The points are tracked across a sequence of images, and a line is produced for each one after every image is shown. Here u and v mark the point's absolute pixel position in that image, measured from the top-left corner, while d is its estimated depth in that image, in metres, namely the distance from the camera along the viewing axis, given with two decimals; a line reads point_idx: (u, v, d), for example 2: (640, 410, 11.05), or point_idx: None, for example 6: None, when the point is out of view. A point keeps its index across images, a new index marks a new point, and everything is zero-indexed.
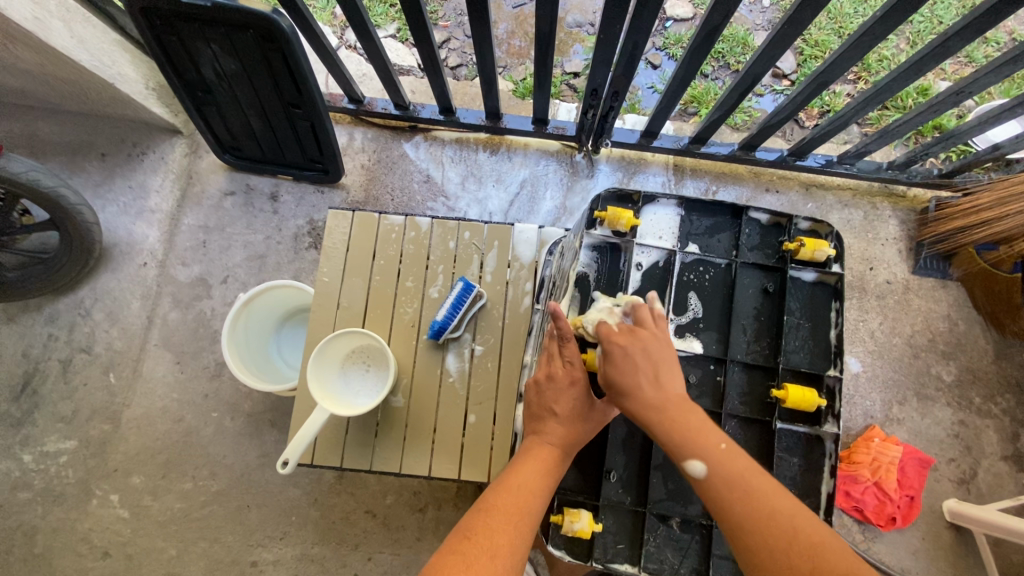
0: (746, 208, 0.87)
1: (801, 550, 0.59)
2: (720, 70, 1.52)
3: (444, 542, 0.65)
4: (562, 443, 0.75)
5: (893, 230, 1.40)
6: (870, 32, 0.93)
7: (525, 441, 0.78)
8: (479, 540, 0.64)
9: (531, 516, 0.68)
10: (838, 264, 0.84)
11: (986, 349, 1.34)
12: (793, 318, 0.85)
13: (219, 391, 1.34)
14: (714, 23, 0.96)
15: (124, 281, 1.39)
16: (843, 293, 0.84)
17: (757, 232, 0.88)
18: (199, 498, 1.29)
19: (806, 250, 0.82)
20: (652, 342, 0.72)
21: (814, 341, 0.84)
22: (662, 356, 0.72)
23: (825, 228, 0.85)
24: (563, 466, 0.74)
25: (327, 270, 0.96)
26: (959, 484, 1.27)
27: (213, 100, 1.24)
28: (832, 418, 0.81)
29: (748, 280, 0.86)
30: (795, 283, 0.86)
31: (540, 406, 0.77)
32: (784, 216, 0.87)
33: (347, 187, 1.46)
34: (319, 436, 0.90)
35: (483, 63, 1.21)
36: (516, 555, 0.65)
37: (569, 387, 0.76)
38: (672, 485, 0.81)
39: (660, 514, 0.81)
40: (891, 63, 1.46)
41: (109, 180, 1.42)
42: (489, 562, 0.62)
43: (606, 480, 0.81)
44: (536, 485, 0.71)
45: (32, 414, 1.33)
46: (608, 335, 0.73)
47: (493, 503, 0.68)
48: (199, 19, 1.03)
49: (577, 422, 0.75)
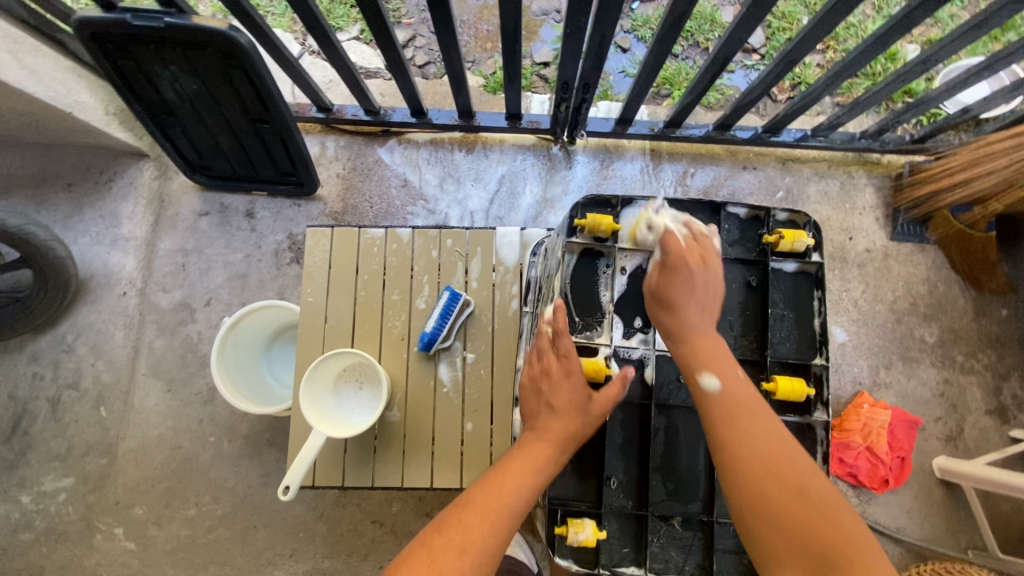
0: (724, 204, 0.87)
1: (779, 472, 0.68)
2: (690, 49, 1.51)
3: (417, 535, 0.69)
4: (560, 438, 0.77)
5: (869, 198, 1.42)
6: (835, 9, 0.93)
7: (521, 436, 0.81)
8: (450, 529, 0.68)
9: (507, 512, 0.71)
10: (817, 252, 0.86)
11: (965, 309, 1.37)
12: (778, 309, 0.86)
13: (214, 415, 1.33)
14: (681, 10, 0.95)
15: (105, 313, 1.36)
16: (825, 282, 0.85)
17: (736, 227, 0.89)
18: (204, 523, 1.29)
19: (786, 242, 0.83)
20: (710, 272, 0.78)
21: (800, 331, 0.85)
22: (717, 289, 0.79)
23: (803, 219, 0.86)
24: (554, 461, 0.76)
25: (311, 290, 0.95)
26: (947, 441, 1.31)
27: (177, 122, 1.21)
28: (821, 405, 0.83)
29: (730, 276, 0.87)
30: (777, 275, 0.87)
31: (538, 401, 0.81)
32: (761, 209, 0.88)
33: (324, 198, 1.43)
34: (319, 458, 0.90)
35: (450, 62, 1.19)
36: (487, 549, 0.68)
37: (566, 380, 0.79)
38: (671, 486, 0.83)
39: (661, 515, 0.83)
40: (858, 30, 1.46)
41: (79, 211, 1.39)
42: (455, 555, 0.66)
43: (607, 487, 0.83)
44: (519, 482, 0.74)
45: (26, 455, 1.31)
46: (679, 251, 0.78)
47: (472, 497, 0.72)
48: (154, 42, 0.99)
49: (575, 414, 0.78)
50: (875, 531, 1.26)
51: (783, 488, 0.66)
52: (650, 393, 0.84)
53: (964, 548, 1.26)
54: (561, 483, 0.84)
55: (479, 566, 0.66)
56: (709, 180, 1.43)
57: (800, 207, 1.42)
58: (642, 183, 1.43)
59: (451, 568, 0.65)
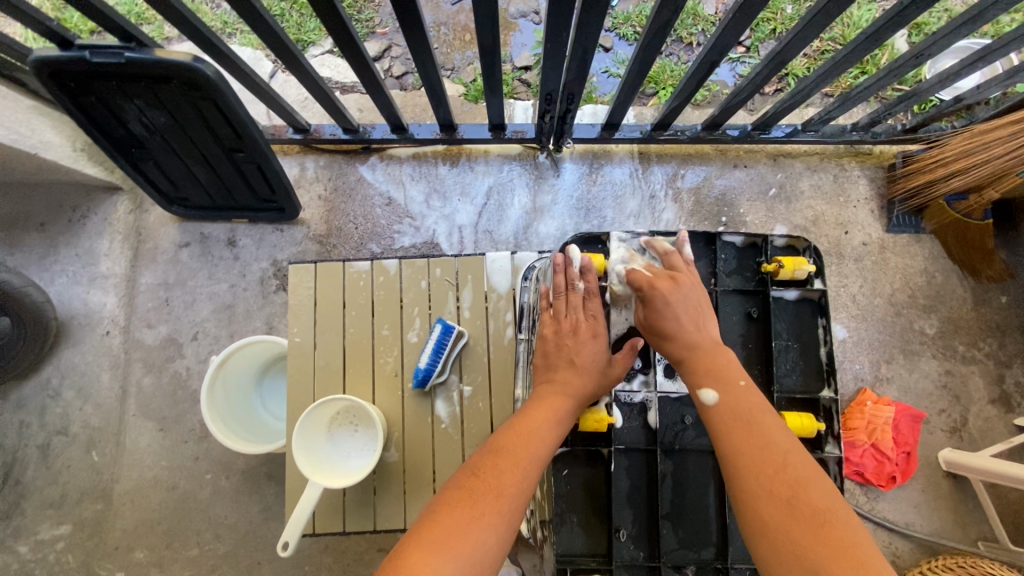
0: (719, 235, 0.91)
1: (784, 477, 0.66)
2: (674, 45, 1.47)
3: (448, 480, 0.68)
4: (578, 393, 0.79)
5: (863, 190, 1.40)
6: (824, 11, 0.90)
7: (536, 388, 0.81)
8: (486, 478, 0.67)
9: (535, 457, 0.71)
10: (819, 279, 0.90)
11: (964, 298, 1.36)
12: (782, 340, 0.91)
13: (209, 451, 1.30)
14: (665, 19, 0.91)
15: (89, 354, 1.32)
16: (827, 309, 0.89)
17: (734, 255, 0.92)
18: (207, 562, 1.26)
19: (786, 271, 0.87)
20: (686, 287, 0.82)
21: (805, 361, 0.90)
22: (702, 299, 0.83)
23: (802, 245, 0.90)
24: (573, 411, 0.78)
25: (298, 330, 0.92)
26: (952, 433, 1.30)
27: (148, 155, 1.16)
28: (833, 440, 0.86)
29: (732, 308, 0.91)
30: (778, 303, 0.91)
31: (558, 356, 0.82)
32: (759, 237, 0.91)
33: (307, 222, 1.39)
34: (317, 506, 0.88)
35: (429, 81, 1.15)
36: (522, 492, 0.68)
37: (592, 340, 0.83)
38: (682, 533, 0.85)
39: (675, 565, 0.84)
40: (843, 17, 1.43)
41: (54, 250, 1.34)
42: (493, 498, 0.66)
43: (617, 539, 0.84)
44: (545, 431, 0.74)
45: (20, 505, 1.28)
46: (647, 282, 0.83)
47: (501, 446, 0.72)
48: (116, 77, 0.94)
49: (598, 377, 0.81)
50: (884, 529, 1.25)
51: (784, 501, 0.64)
52: (654, 438, 0.86)
53: (974, 539, 1.25)
54: (568, 539, 0.85)
55: (515, 513, 0.66)
56: (700, 179, 1.40)
57: (794, 203, 1.39)
58: (632, 188, 1.40)
59: (490, 512, 0.64)
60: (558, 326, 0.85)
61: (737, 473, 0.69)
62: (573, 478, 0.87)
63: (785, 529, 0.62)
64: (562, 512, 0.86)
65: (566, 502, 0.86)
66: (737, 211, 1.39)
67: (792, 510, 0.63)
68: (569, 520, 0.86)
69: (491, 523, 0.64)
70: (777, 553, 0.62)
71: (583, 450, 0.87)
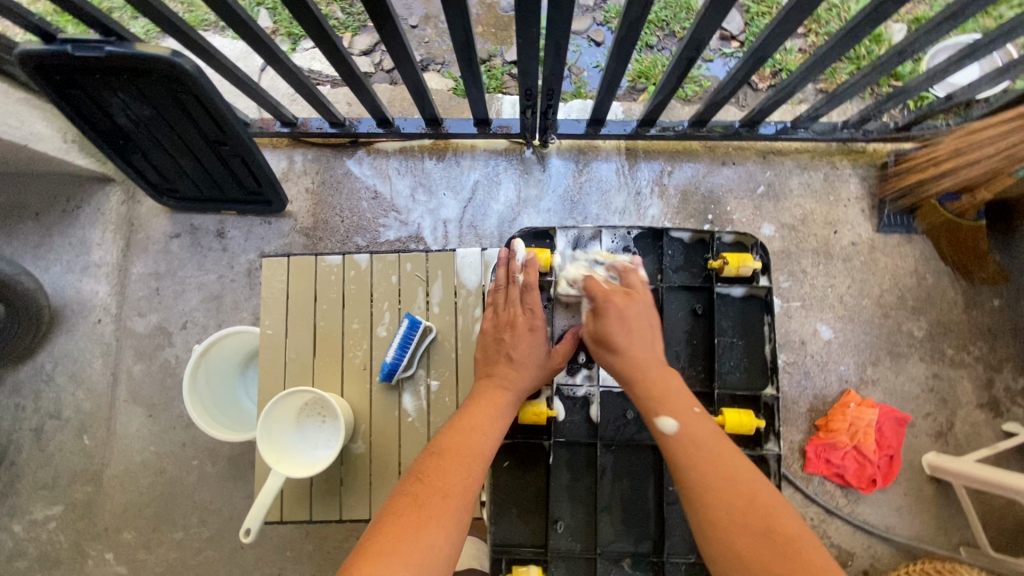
0: (666, 230, 0.94)
1: (756, 513, 0.67)
2: (666, 39, 1.45)
3: (397, 488, 0.69)
4: (517, 385, 0.82)
5: (854, 189, 1.37)
6: (799, 6, 0.89)
7: (477, 384, 0.84)
8: (431, 482, 0.69)
9: (481, 455, 0.73)
10: (764, 276, 0.92)
11: (955, 301, 1.33)
12: (727, 337, 0.93)
13: (196, 439, 1.33)
14: (635, 14, 0.90)
15: (81, 341, 1.36)
16: (772, 306, 0.92)
17: (681, 251, 0.95)
18: (193, 545, 1.30)
19: (730, 267, 0.89)
20: (637, 306, 0.85)
21: (750, 358, 0.93)
22: (650, 319, 0.85)
23: (749, 241, 0.93)
24: (513, 403, 0.81)
25: (270, 322, 0.94)
26: (937, 437, 1.29)
27: (136, 147, 1.18)
28: (773, 437, 0.89)
29: (678, 304, 0.94)
30: (724, 300, 0.94)
31: (497, 351, 0.84)
32: (706, 233, 0.94)
33: (294, 215, 1.41)
34: (286, 494, 0.91)
35: (409, 77, 1.15)
36: (467, 490, 0.69)
37: (529, 333, 0.85)
38: (620, 526, 0.87)
39: (612, 557, 0.86)
40: (840, 12, 1.40)
41: (49, 239, 1.37)
42: (440, 501, 0.67)
43: (554, 530, 0.86)
44: (488, 426, 0.76)
45: (14, 485, 1.32)
46: (605, 293, 0.87)
47: (444, 446, 0.73)
48: (99, 70, 0.95)
49: (534, 368, 0.83)
50: (864, 532, 1.24)
51: (757, 532, 0.65)
52: (595, 432, 0.89)
53: (955, 545, 1.24)
54: (508, 531, 0.87)
55: (463, 511, 0.67)
56: (688, 177, 1.39)
57: (782, 201, 1.37)
58: (617, 185, 1.39)
59: (438, 515, 0.65)
60: (498, 320, 0.88)
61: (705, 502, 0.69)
62: (522, 472, 0.89)
63: (754, 554, 0.64)
64: (501, 503, 0.88)
65: (504, 494, 0.88)
66: (725, 208, 1.37)
67: (768, 547, 0.64)
68: (508, 512, 0.88)
69: (440, 525, 0.65)
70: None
71: (523, 443, 0.89)
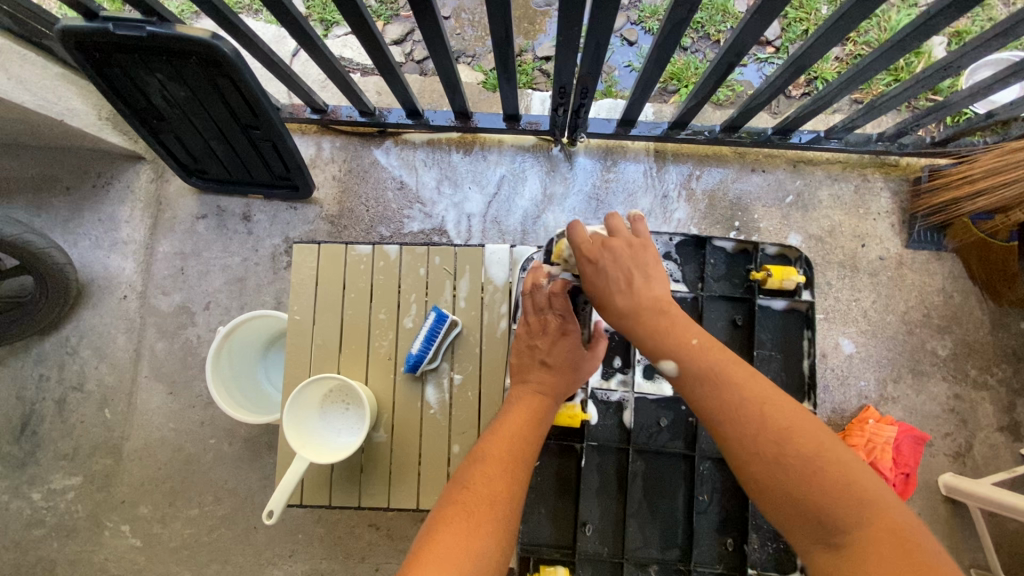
0: (710, 239, 0.95)
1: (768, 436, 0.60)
2: (700, 41, 1.43)
3: (442, 497, 0.67)
4: (554, 391, 0.80)
5: (885, 203, 1.35)
6: (848, 15, 0.87)
7: (512, 390, 0.82)
8: (477, 489, 0.67)
9: (523, 461, 0.72)
10: (807, 291, 0.93)
11: (981, 321, 1.32)
12: (766, 349, 0.94)
13: (214, 418, 1.35)
14: (680, 17, 0.89)
15: (106, 316, 1.38)
16: (814, 321, 0.93)
17: (723, 261, 0.96)
18: (207, 522, 1.32)
19: (773, 279, 0.91)
20: (625, 251, 0.74)
21: (788, 373, 0.93)
22: (647, 261, 0.74)
23: (794, 255, 0.94)
24: (551, 410, 0.80)
25: (298, 308, 0.96)
26: (955, 457, 1.28)
27: (168, 127, 1.18)
28: None
29: (718, 313, 0.95)
30: (766, 312, 0.95)
31: (531, 357, 0.83)
32: (750, 244, 0.95)
33: (321, 202, 1.41)
34: (306, 479, 0.93)
35: (443, 69, 1.15)
36: (513, 498, 0.68)
37: (562, 338, 0.82)
38: (649, 533, 0.88)
39: (639, 563, 0.87)
40: (880, 21, 1.37)
41: (78, 214, 1.39)
42: (487, 507, 0.65)
43: (583, 533, 0.88)
44: (528, 433, 0.75)
45: (35, 454, 1.35)
46: (581, 245, 0.75)
47: (487, 453, 0.71)
48: (138, 50, 0.95)
49: (570, 373, 0.81)
50: None
51: (774, 459, 0.60)
52: (628, 437, 0.91)
53: (967, 566, 1.23)
54: (535, 530, 0.89)
55: (511, 518, 0.66)
56: (716, 182, 1.38)
57: (810, 211, 1.36)
58: (644, 187, 1.38)
59: (488, 521, 0.63)
60: (531, 325, 0.85)
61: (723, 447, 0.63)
62: (545, 469, 0.91)
63: (784, 487, 0.58)
64: (531, 502, 0.90)
65: (535, 493, 0.90)
66: (752, 216, 1.36)
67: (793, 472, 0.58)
68: (537, 511, 0.90)
69: (490, 530, 0.63)
70: (788, 516, 0.58)
71: (556, 444, 0.91)
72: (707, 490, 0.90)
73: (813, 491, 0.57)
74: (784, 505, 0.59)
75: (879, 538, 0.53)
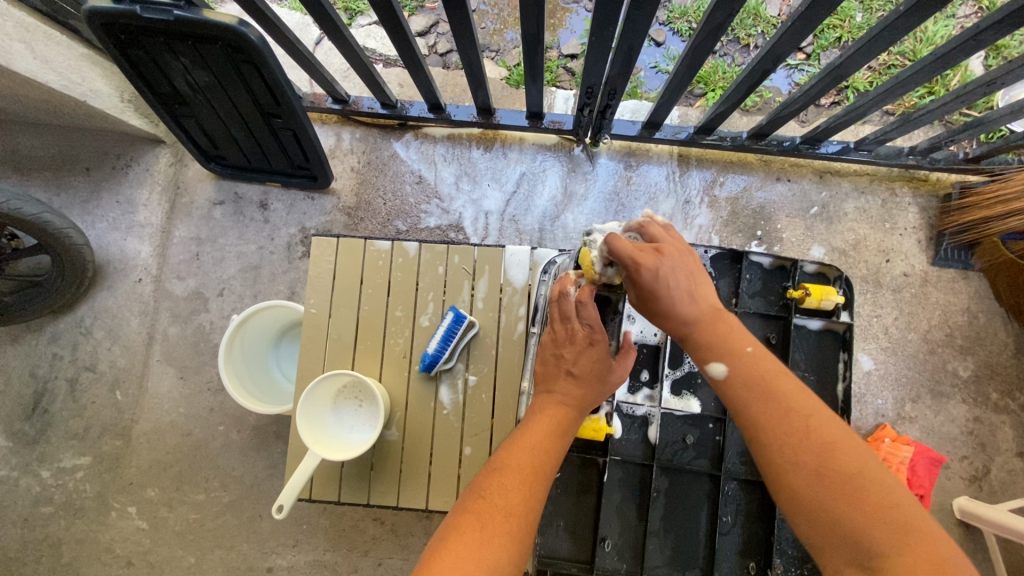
0: (748, 253, 0.94)
1: (814, 449, 0.59)
2: (730, 45, 1.40)
3: (456, 503, 0.66)
4: (577, 402, 0.79)
5: (912, 218, 1.32)
6: (892, 27, 0.84)
7: (536, 399, 0.81)
8: (492, 498, 0.66)
9: (543, 473, 0.71)
10: (846, 312, 0.93)
11: (1006, 343, 1.29)
12: (799, 369, 0.94)
13: (224, 404, 1.35)
14: (718, 21, 0.87)
15: (121, 299, 1.38)
16: (850, 343, 0.93)
17: (759, 276, 0.96)
18: (212, 508, 1.32)
19: (812, 298, 0.90)
20: (677, 257, 0.70)
21: (820, 393, 0.93)
22: (695, 267, 0.72)
23: (833, 274, 0.93)
24: (574, 421, 0.78)
25: (316, 301, 0.96)
26: (971, 481, 1.26)
27: (190, 112, 1.17)
28: None
29: (752, 330, 0.94)
30: (801, 331, 0.94)
31: (557, 366, 0.80)
32: (787, 261, 0.94)
33: (338, 193, 1.40)
34: (317, 474, 0.93)
35: (470, 63, 1.13)
36: (530, 511, 0.67)
37: (589, 348, 0.80)
38: (669, 552, 0.88)
39: None
40: (917, 31, 1.34)
41: (97, 195, 1.39)
42: (503, 519, 0.64)
43: (601, 548, 0.88)
44: (549, 445, 0.74)
45: (46, 433, 1.35)
46: (630, 256, 0.68)
47: (505, 462, 0.70)
48: (164, 33, 0.94)
49: (597, 384, 0.80)
50: None
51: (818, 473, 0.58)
52: (652, 454, 0.90)
53: None
54: (552, 543, 0.89)
55: (526, 532, 0.65)
56: (738, 189, 1.35)
57: (834, 224, 1.33)
58: (666, 191, 1.36)
59: (501, 534, 0.62)
60: (556, 334, 0.83)
61: (764, 457, 0.62)
62: (560, 478, 0.91)
63: (823, 506, 0.57)
64: (550, 515, 0.90)
65: (554, 506, 0.90)
66: (775, 225, 1.33)
67: (838, 491, 0.56)
68: (556, 524, 0.90)
69: (504, 543, 0.62)
70: (820, 532, 0.57)
71: (578, 457, 0.91)
72: (731, 512, 0.89)
73: (857, 514, 0.55)
74: (818, 521, 0.57)
75: (913, 562, 0.51)
